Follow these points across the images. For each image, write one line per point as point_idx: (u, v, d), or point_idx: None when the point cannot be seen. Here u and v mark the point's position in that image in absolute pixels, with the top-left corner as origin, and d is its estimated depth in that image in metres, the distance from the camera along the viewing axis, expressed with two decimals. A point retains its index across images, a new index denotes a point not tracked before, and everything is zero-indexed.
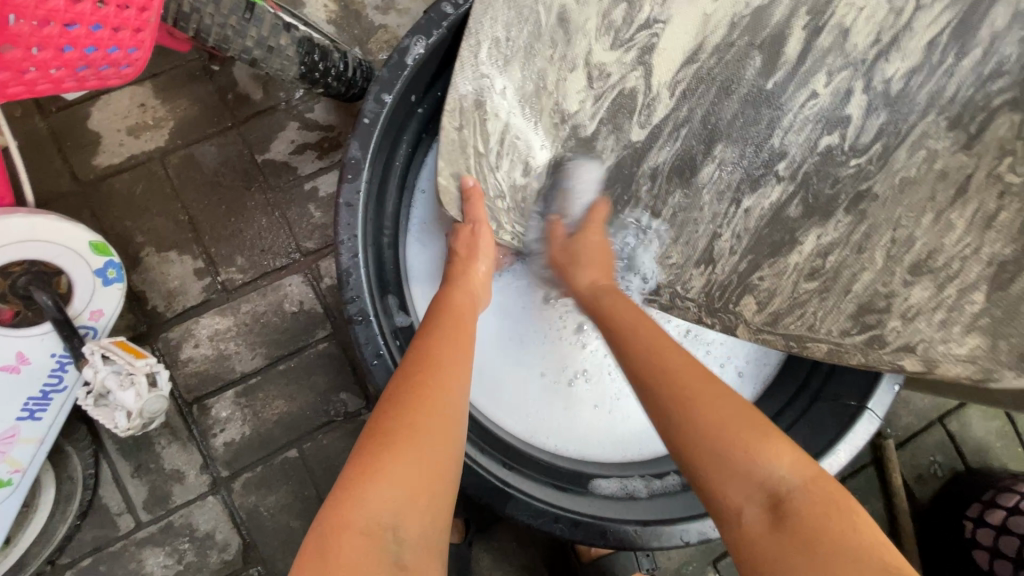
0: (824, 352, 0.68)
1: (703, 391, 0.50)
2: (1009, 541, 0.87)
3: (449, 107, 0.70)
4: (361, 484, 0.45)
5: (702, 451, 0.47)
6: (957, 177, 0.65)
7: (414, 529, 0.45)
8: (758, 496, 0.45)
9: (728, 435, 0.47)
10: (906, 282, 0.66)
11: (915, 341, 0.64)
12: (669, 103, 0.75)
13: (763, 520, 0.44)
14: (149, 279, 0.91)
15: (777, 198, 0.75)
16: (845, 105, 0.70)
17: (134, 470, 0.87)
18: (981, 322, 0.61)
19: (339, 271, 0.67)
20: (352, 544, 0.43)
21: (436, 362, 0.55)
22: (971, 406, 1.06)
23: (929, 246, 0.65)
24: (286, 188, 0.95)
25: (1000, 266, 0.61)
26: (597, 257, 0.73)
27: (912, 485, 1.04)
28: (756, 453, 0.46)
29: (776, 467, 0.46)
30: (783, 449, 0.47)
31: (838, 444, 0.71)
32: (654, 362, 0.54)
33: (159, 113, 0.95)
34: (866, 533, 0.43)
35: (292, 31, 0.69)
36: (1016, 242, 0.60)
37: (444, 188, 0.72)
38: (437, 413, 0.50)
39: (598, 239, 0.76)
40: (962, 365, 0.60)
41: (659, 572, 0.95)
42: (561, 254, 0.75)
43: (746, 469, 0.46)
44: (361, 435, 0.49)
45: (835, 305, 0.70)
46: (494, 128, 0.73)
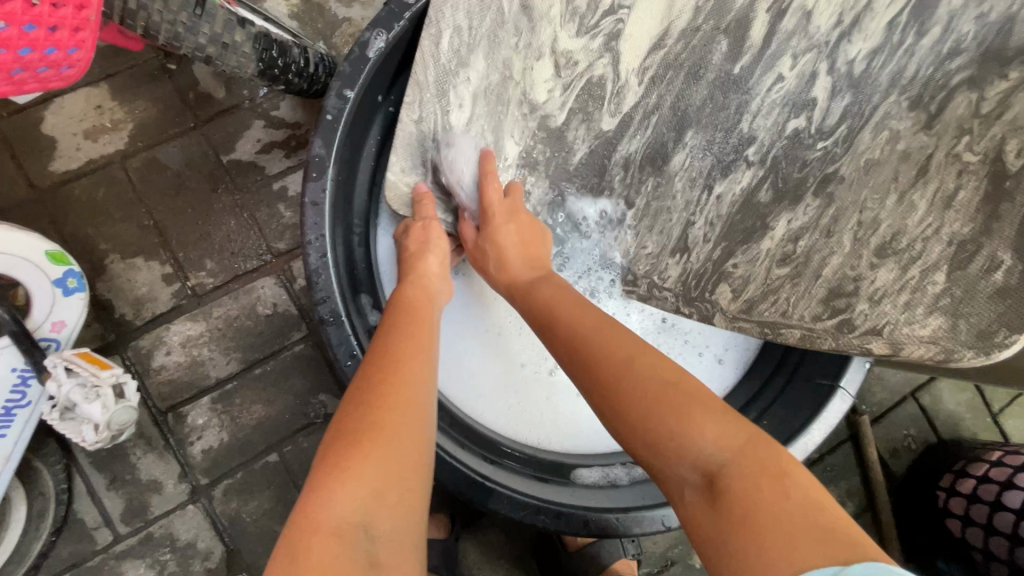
0: (797, 337, 0.69)
1: (623, 371, 0.49)
2: (979, 509, 0.89)
3: (410, 98, 0.71)
4: (329, 482, 0.45)
5: (630, 435, 0.46)
6: (919, 158, 0.65)
7: (385, 527, 0.44)
8: (689, 468, 0.42)
9: (651, 414, 0.45)
10: (872, 265, 0.66)
11: (881, 325, 0.63)
12: (637, 91, 0.75)
13: (699, 500, 0.41)
14: (115, 286, 0.89)
15: (747, 183, 0.75)
16: (811, 88, 0.70)
17: (109, 483, 0.85)
18: (942, 303, 0.59)
19: (309, 272, 0.66)
20: (323, 545, 0.42)
21: (398, 358, 0.55)
22: (942, 380, 1.10)
23: (893, 228, 0.65)
24: (253, 189, 0.93)
25: (961, 244, 0.59)
26: (517, 242, 0.69)
27: (888, 460, 1.08)
28: (683, 420, 0.44)
29: (704, 440, 0.42)
30: (709, 422, 0.43)
31: (810, 425, 0.73)
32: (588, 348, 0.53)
33: (116, 114, 0.92)
34: (808, 499, 0.38)
35: (246, 27, 0.67)
36: (974, 220, 0.59)
37: (394, 184, 0.73)
38: (396, 414, 0.49)
39: (501, 221, 0.69)
40: (925, 347, 0.59)
41: (645, 556, 0.97)
42: (474, 257, 0.72)
43: (672, 446, 0.43)
44: (328, 434, 0.49)
45: (805, 291, 0.70)
46: (458, 120, 0.73)
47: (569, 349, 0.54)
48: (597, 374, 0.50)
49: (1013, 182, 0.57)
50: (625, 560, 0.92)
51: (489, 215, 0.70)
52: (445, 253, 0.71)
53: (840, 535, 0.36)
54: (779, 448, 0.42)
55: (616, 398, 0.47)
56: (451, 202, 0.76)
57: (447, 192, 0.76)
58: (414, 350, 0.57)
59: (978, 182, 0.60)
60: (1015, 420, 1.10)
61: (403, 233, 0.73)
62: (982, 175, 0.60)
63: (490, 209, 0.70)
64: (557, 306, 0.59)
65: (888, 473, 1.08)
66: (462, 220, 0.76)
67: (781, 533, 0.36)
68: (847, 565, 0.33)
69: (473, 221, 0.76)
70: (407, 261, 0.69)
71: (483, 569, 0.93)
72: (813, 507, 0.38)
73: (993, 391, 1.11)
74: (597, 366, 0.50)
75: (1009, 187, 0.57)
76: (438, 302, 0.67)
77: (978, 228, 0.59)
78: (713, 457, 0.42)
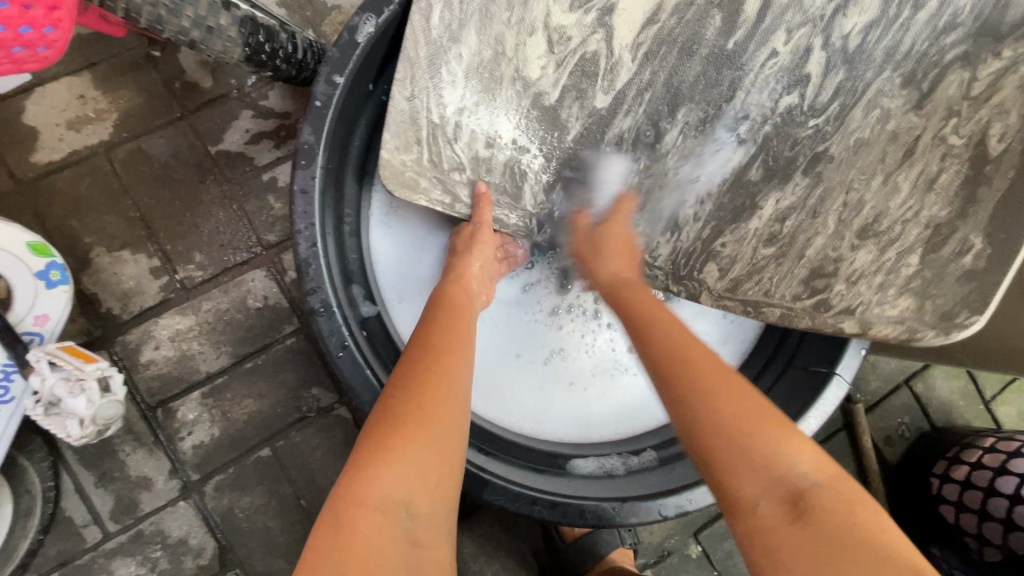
0: (778, 316, 0.71)
1: (721, 384, 0.50)
2: (972, 495, 0.89)
3: (399, 75, 0.70)
4: (375, 463, 0.46)
5: (724, 446, 0.47)
6: (907, 139, 0.66)
7: (426, 509, 0.46)
8: (777, 486, 0.45)
9: (748, 431, 0.47)
10: (853, 247, 0.69)
11: (855, 304, 0.68)
12: (631, 67, 0.73)
13: (780, 515, 0.44)
14: (101, 280, 0.87)
15: (738, 161, 0.74)
16: (805, 63, 0.69)
17: (98, 480, 0.84)
18: (913, 284, 0.66)
19: (298, 261, 0.64)
20: (369, 521, 0.44)
21: (439, 347, 0.56)
22: (935, 367, 1.10)
23: (876, 210, 0.68)
24: (242, 180, 0.91)
25: (935, 228, 0.65)
26: (624, 245, 0.71)
27: (881, 447, 1.09)
28: (781, 443, 0.47)
29: (798, 464, 0.46)
30: (806, 448, 0.47)
31: (807, 413, 0.72)
32: (691, 352, 0.54)
33: (100, 104, 0.89)
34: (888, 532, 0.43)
35: (232, 10, 0.65)
36: (952, 204, 0.65)
37: (387, 162, 0.71)
38: (449, 407, 0.51)
39: (623, 231, 0.73)
40: (893, 326, 0.66)
41: (641, 546, 0.97)
42: (580, 246, 0.73)
43: (767, 465, 0.46)
44: (374, 413, 0.51)
45: (789, 272, 0.71)
46: (451, 97, 0.72)
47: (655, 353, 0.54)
48: (698, 379, 0.51)
49: (993, 167, 0.63)
50: (621, 550, 0.93)
51: (613, 218, 0.74)
52: (489, 258, 0.72)
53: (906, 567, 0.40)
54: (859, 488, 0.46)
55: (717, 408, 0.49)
56: (447, 185, 0.74)
57: (441, 174, 0.73)
58: (454, 341, 0.57)
59: (960, 166, 0.64)
60: (1007, 406, 1.11)
61: (457, 235, 0.75)
62: (964, 160, 0.64)
63: (613, 214, 0.74)
64: (643, 311, 0.60)
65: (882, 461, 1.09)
66: (454, 204, 0.74)
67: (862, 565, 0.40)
68: None
69: (467, 203, 0.74)
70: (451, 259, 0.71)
71: (479, 562, 0.93)
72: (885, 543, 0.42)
73: (986, 378, 1.12)
74: (692, 375, 0.51)
75: (989, 172, 0.63)
76: (476, 303, 0.68)
77: (954, 213, 0.65)
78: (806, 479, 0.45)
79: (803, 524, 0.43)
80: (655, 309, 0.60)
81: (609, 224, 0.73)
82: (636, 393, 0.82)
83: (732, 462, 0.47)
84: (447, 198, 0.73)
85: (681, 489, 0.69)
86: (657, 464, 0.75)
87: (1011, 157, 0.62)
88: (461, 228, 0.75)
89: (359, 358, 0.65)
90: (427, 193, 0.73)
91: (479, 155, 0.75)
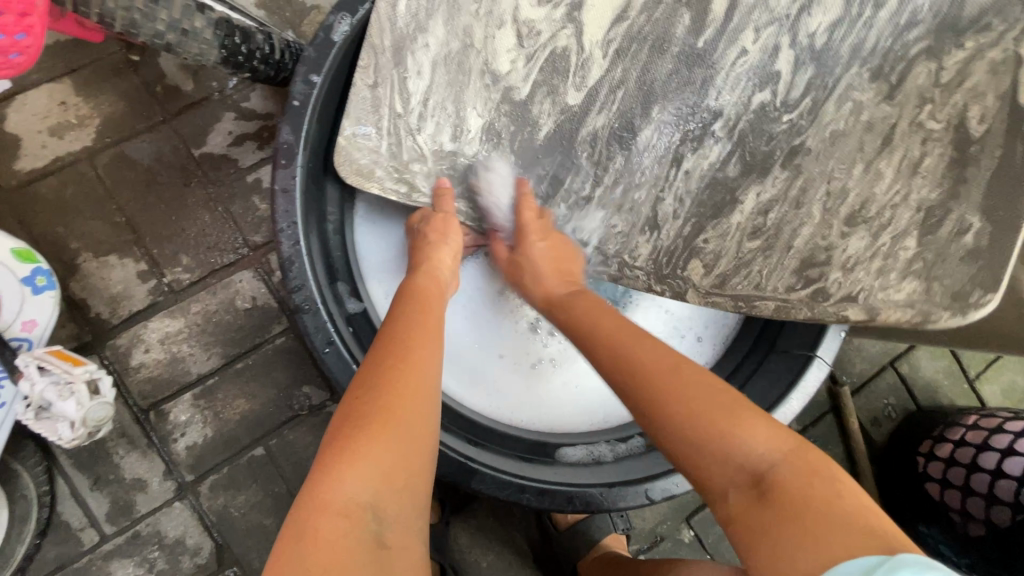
0: (772, 309, 0.71)
1: (667, 378, 0.51)
2: (956, 472, 0.91)
3: (364, 63, 0.69)
4: (338, 466, 0.47)
5: (679, 440, 0.48)
6: (883, 127, 0.68)
7: (391, 512, 0.47)
8: (736, 470, 0.45)
9: (700, 419, 0.47)
10: (843, 234, 0.69)
11: (857, 290, 0.68)
12: (602, 64, 0.74)
13: (745, 497, 0.44)
14: (89, 285, 0.87)
15: (715, 157, 0.76)
16: (773, 62, 0.71)
17: (93, 484, 0.85)
18: (915, 267, 0.66)
19: (281, 260, 0.65)
20: (332, 526, 0.45)
21: (402, 341, 0.56)
22: (918, 349, 1.12)
23: (862, 196, 0.69)
24: (227, 181, 0.92)
25: (928, 211, 0.66)
26: (548, 261, 0.72)
27: (869, 429, 1.11)
28: (732, 427, 0.46)
29: (755, 445, 0.45)
30: (759, 425, 0.46)
31: (791, 392, 0.74)
32: (639, 349, 0.55)
33: (81, 110, 0.90)
34: (853, 496, 0.41)
35: (205, 12, 0.65)
36: (942, 186, 0.65)
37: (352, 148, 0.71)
38: (412, 403, 0.52)
39: (541, 242, 0.73)
40: (901, 310, 0.65)
41: (634, 532, 0.99)
42: (510, 274, 0.75)
43: (722, 451, 0.45)
44: (336, 417, 0.51)
45: (779, 263, 0.72)
46: (416, 87, 0.73)
47: (608, 361, 0.56)
48: (642, 381, 0.52)
49: (977, 148, 0.63)
50: (615, 535, 0.94)
51: (524, 233, 0.74)
52: (459, 251, 0.73)
53: (870, 528, 0.38)
54: (821, 453, 0.45)
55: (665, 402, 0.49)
56: (401, 173, 0.74)
57: (400, 164, 0.74)
58: (418, 334, 0.58)
59: (943, 149, 0.65)
60: (990, 384, 1.13)
61: (421, 223, 0.74)
62: (947, 143, 0.65)
63: (524, 228, 0.74)
64: (594, 320, 0.61)
65: (870, 442, 1.11)
66: (412, 193, 0.75)
67: (839, 531, 0.39)
68: (895, 554, 0.36)
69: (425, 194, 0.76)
70: (427, 250, 0.70)
71: (475, 553, 0.94)
72: (861, 509, 0.40)
73: (969, 357, 1.14)
74: (635, 378, 0.53)
75: (974, 154, 0.63)
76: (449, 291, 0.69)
77: (946, 194, 0.65)
78: (764, 460, 0.45)
79: (769, 503, 0.42)
80: (603, 319, 0.61)
81: (523, 245, 0.73)
82: None
83: (688, 456, 0.47)
84: (404, 188, 0.74)
85: (668, 474, 0.71)
86: (644, 450, 0.76)
87: (995, 135, 0.62)
88: (423, 214, 0.75)
89: (345, 354, 0.66)
90: (380, 182, 0.73)
91: (442, 149, 0.77)
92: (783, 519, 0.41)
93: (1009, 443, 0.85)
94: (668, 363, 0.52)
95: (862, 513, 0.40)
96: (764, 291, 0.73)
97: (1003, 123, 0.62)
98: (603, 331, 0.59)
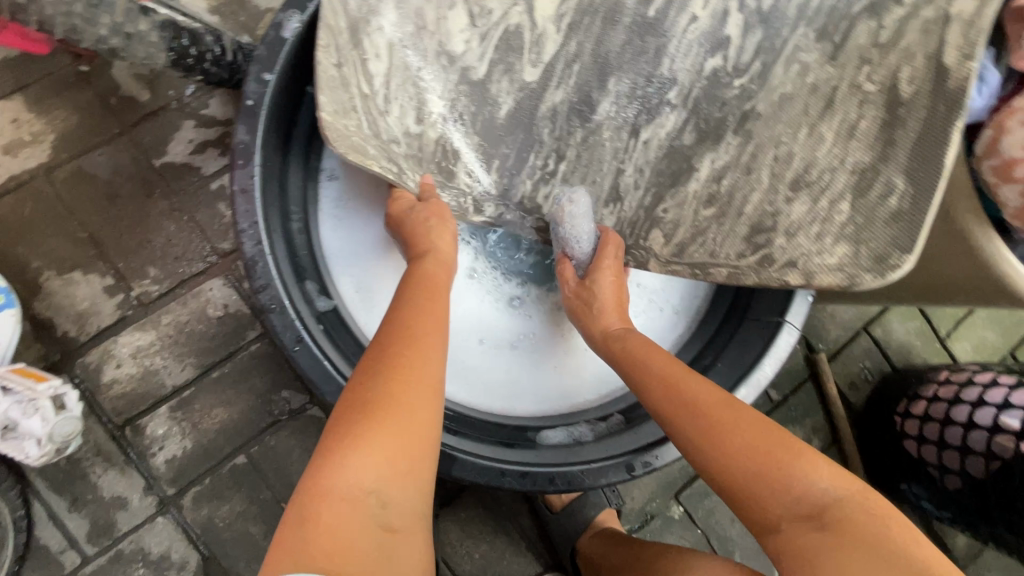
0: (724, 275, 0.73)
1: (727, 413, 0.55)
2: (932, 427, 0.93)
3: (324, 42, 0.65)
4: (341, 454, 0.47)
5: (737, 473, 0.51)
6: (826, 90, 0.70)
7: (394, 494, 0.48)
8: (798, 502, 0.48)
9: (762, 454, 0.51)
10: (789, 198, 0.70)
11: (797, 256, 0.68)
12: (555, 39, 0.77)
13: (805, 528, 0.47)
14: (54, 303, 0.86)
15: (672, 126, 0.80)
16: (724, 26, 0.75)
17: (71, 505, 0.83)
18: (848, 230, 0.65)
19: (245, 261, 0.64)
20: (333, 509, 0.46)
21: (412, 335, 0.56)
22: (890, 312, 1.15)
23: (806, 161, 0.70)
24: (191, 190, 0.91)
25: (862, 173, 0.65)
26: (614, 297, 0.74)
27: (846, 393, 1.13)
28: (797, 462, 0.50)
29: (820, 481, 0.48)
30: (822, 464, 0.50)
31: (763, 359, 0.75)
32: (697, 382, 0.59)
33: (35, 127, 0.88)
34: (907, 534, 0.45)
35: (150, 14, 0.64)
36: (874, 149, 0.65)
37: (330, 125, 0.64)
38: (416, 395, 0.51)
39: (613, 277, 0.75)
40: (832, 274, 0.65)
41: (624, 511, 1.00)
42: (574, 299, 0.76)
43: (786, 484, 0.49)
44: (340, 406, 0.51)
45: (731, 231, 0.74)
46: (377, 69, 0.72)
47: (668, 392, 0.60)
48: (702, 414, 0.55)
49: (907, 109, 0.63)
50: (609, 510, 0.96)
51: (599, 268, 0.75)
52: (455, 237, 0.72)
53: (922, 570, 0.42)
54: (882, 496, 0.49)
55: (727, 438, 0.53)
56: (390, 156, 0.73)
57: (382, 144, 0.72)
58: (427, 325, 0.58)
59: (877, 112, 0.66)
60: (961, 341, 1.16)
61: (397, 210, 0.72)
62: (880, 104, 0.66)
63: (603, 265, 0.75)
64: (650, 354, 0.65)
65: (848, 406, 1.13)
66: (402, 174, 0.73)
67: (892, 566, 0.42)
68: None
69: (413, 177, 0.75)
70: (412, 234, 0.69)
71: (467, 546, 0.94)
72: (917, 550, 0.44)
73: (940, 316, 1.17)
74: (695, 412, 0.56)
75: (903, 114, 0.63)
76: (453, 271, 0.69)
77: (877, 155, 0.64)
78: (827, 495, 0.48)
79: (828, 535, 0.45)
80: (657, 354, 0.65)
81: (595, 276, 0.75)
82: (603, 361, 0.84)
83: (748, 489, 0.50)
84: (393, 169, 0.72)
85: (648, 447, 0.72)
86: (623, 427, 0.77)
87: (922, 96, 0.62)
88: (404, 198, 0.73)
89: (316, 350, 0.65)
90: (376, 161, 0.69)
91: (411, 132, 0.76)
92: (841, 549, 0.44)
93: (978, 395, 0.87)
94: (724, 399, 0.56)
95: (903, 554, 0.43)
96: (718, 260, 0.74)
97: (928, 86, 0.61)
98: (660, 364, 0.63)
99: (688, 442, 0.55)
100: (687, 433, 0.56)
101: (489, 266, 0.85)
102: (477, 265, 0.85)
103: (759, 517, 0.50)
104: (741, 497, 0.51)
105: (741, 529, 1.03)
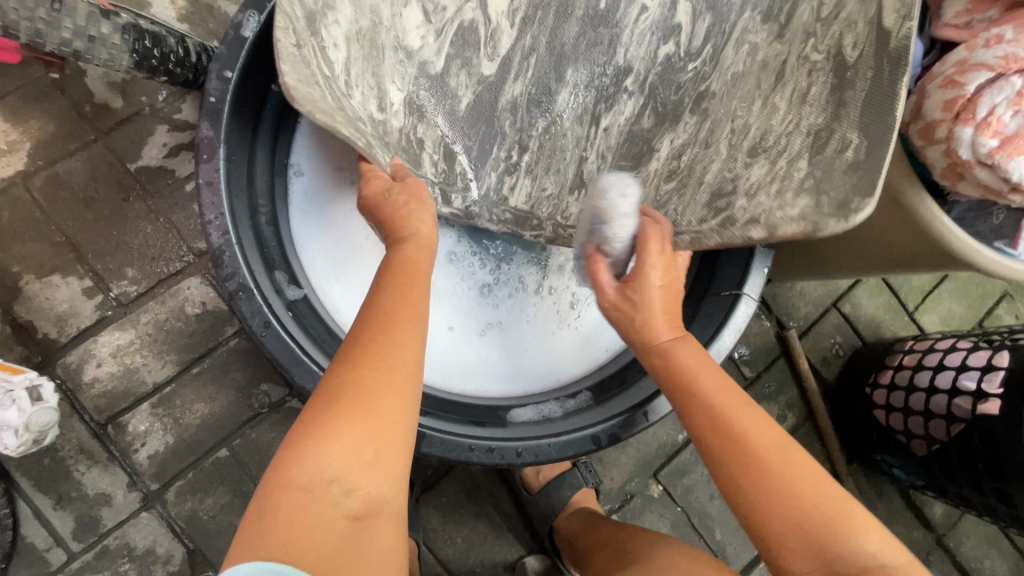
0: (688, 241, 0.69)
1: (774, 459, 0.54)
2: (897, 395, 0.96)
3: (281, 19, 0.61)
4: (306, 443, 0.48)
5: (775, 524, 0.52)
6: (775, 65, 0.73)
7: (356, 480, 0.48)
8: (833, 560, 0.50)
9: (808, 511, 0.52)
10: (747, 163, 0.70)
11: (759, 214, 0.65)
12: (510, 33, 0.80)
13: None
14: (34, 306, 0.88)
15: (630, 112, 0.82)
16: (673, 14, 0.78)
17: (56, 503, 0.85)
18: (806, 185, 0.63)
19: (212, 252, 0.67)
20: (293, 500, 0.46)
21: (391, 322, 0.55)
22: (860, 288, 1.17)
23: (761, 130, 0.71)
24: (166, 193, 0.93)
25: (817, 134, 0.65)
26: (664, 303, 0.63)
27: (818, 367, 1.15)
28: (837, 522, 0.51)
29: (860, 540, 0.50)
30: (863, 524, 0.51)
31: (722, 331, 0.77)
32: (750, 417, 0.56)
33: (12, 136, 0.90)
34: None
35: (112, 19, 0.69)
36: (827, 111, 0.66)
37: (295, 88, 0.58)
38: (387, 385, 0.51)
39: (660, 277, 0.63)
40: (795, 223, 0.61)
41: (603, 490, 1.02)
42: (615, 308, 0.64)
43: (826, 543, 0.51)
44: (315, 395, 0.52)
45: (691, 199, 0.74)
46: (336, 57, 0.68)
47: (714, 420, 0.56)
48: (748, 457, 0.54)
49: (853, 73, 0.65)
50: (586, 490, 0.98)
51: (644, 269, 0.62)
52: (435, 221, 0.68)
53: None
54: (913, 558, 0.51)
55: (769, 487, 0.53)
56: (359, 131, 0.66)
57: (350, 119, 0.65)
58: (406, 311, 0.56)
59: (826, 77, 0.67)
60: (929, 315, 1.19)
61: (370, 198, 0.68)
62: (828, 71, 0.67)
63: (646, 265, 0.62)
64: (693, 365, 0.60)
65: (822, 380, 1.15)
66: (372, 149, 0.65)
67: None
68: None
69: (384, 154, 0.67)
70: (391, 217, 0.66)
71: (449, 530, 0.96)
72: None
73: (908, 290, 1.19)
74: (740, 454, 0.55)
75: (851, 78, 0.65)
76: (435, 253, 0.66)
77: (830, 116, 0.65)
78: (864, 554, 0.50)
79: None
80: (700, 369, 0.60)
81: (639, 284, 0.62)
82: (571, 341, 0.87)
83: (777, 536, 0.53)
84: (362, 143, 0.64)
85: (613, 419, 0.75)
86: (589, 404, 0.80)
87: (866, 61, 0.64)
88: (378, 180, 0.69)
89: (284, 334, 0.68)
90: (347, 129, 0.61)
91: (376, 118, 0.73)
92: None
93: (939, 360, 0.90)
94: (771, 439, 0.55)
95: None
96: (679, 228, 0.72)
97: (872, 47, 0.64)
98: (706, 384, 0.59)
99: (727, 481, 0.55)
100: (723, 465, 0.55)
101: (466, 248, 0.87)
102: (454, 248, 0.86)
103: (779, 558, 0.53)
104: (771, 542, 0.53)
105: (721, 506, 1.05)
